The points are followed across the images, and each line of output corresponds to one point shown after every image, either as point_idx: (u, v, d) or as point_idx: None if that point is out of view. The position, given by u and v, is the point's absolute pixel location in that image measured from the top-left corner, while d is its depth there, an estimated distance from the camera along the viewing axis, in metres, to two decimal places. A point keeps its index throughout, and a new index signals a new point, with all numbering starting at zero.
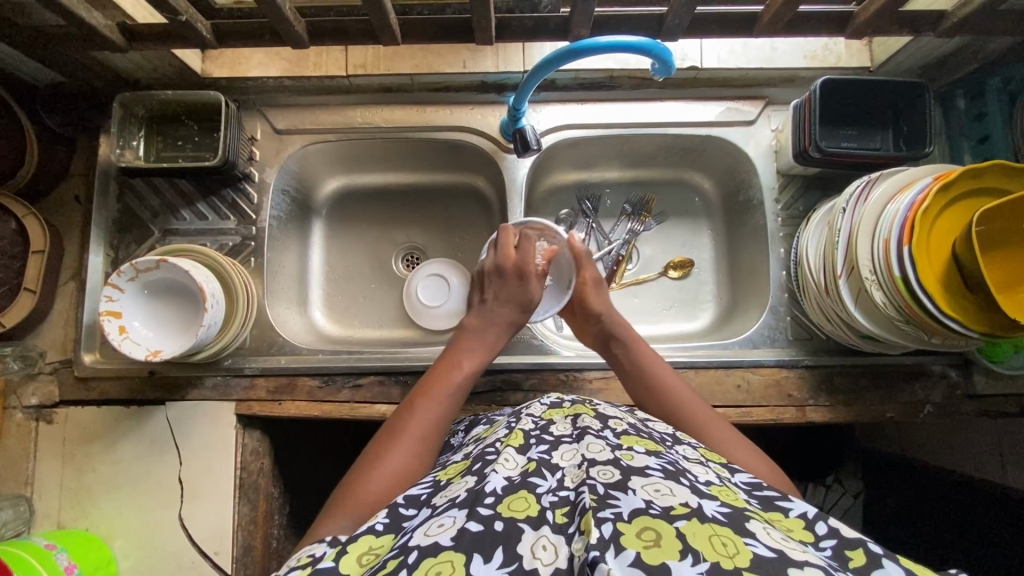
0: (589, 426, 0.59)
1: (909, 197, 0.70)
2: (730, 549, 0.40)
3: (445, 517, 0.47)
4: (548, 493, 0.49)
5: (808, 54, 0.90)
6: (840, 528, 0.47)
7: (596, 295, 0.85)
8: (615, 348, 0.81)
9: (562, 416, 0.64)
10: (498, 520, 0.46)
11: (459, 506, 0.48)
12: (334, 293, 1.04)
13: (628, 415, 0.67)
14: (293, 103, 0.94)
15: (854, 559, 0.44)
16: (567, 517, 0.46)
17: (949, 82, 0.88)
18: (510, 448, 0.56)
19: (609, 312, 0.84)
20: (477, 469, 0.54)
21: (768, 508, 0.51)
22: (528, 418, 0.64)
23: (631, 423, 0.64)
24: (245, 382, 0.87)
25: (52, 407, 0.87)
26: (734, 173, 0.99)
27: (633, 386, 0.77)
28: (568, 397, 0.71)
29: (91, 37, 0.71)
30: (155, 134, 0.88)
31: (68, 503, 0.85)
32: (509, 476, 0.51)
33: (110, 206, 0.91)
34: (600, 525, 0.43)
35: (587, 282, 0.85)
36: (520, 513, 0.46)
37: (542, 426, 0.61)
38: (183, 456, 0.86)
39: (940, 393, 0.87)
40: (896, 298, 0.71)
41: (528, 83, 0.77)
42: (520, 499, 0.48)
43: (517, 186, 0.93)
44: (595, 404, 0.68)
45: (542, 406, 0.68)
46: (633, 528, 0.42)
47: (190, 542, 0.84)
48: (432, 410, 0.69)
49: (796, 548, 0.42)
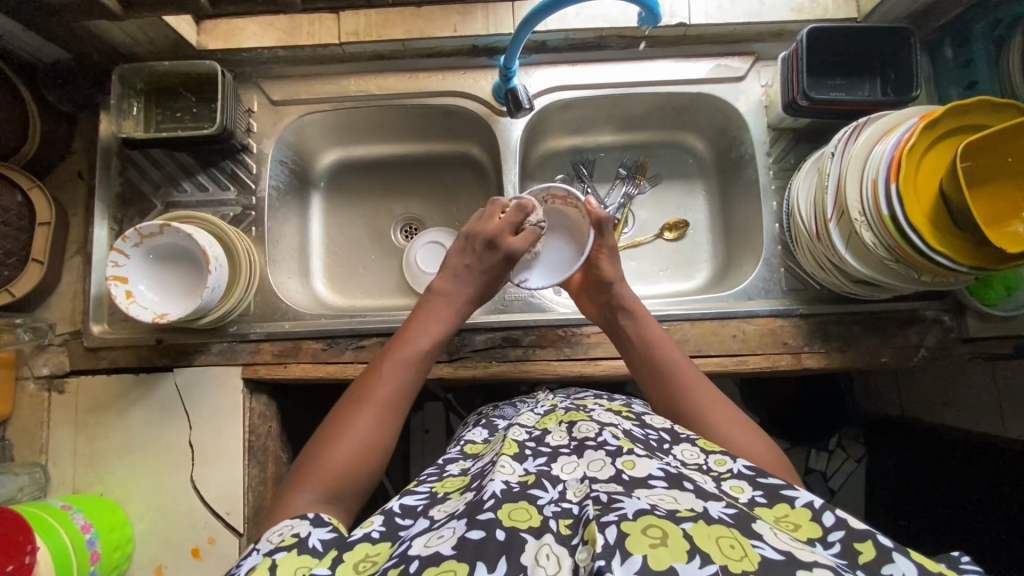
0: (585, 437, 0.61)
1: (895, 137, 0.72)
2: (737, 551, 0.43)
3: (444, 530, 0.49)
4: (549, 503, 0.51)
5: (794, 8, 0.91)
6: (847, 519, 0.49)
7: (611, 264, 0.83)
8: (621, 321, 0.81)
9: (555, 424, 0.67)
10: (499, 529, 0.47)
11: (458, 518, 0.50)
12: (335, 263, 1.06)
13: (625, 420, 0.68)
14: (288, 74, 0.96)
15: (864, 552, 0.46)
16: (571, 530, 0.47)
17: (935, 30, 0.89)
18: (505, 456, 0.58)
19: (619, 283, 0.82)
20: (475, 484, 0.56)
21: (773, 501, 0.52)
22: (521, 428, 0.66)
23: (626, 429, 0.65)
24: (251, 347, 0.89)
25: (63, 377, 0.89)
26: (726, 131, 1.00)
27: (638, 361, 0.78)
28: (563, 405, 0.74)
29: (88, 5, 0.72)
30: (153, 107, 0.90)
31: (83, 471, 0.87)
32: (508, 482, 0.53)
33: (112, 181, 0.93)
34: (603, 531, 0.44)
35: (603, 251, 0.83)
36: (521, 522, 0.48)
37: (537, 436, 0.63)
38: (192, 420, 0.88)
39: (934, 337, 0.88)
40: (886, 237, 0.72)
41: (518, 39, 0.78)
42: (521, 508, 0.49)
43: (511, 148, 0.94)
44: (591, 410, 0.70)
45: (536, 416, 0.72)
46: (638, 526, 0.44)
47: (202, 503, 0.86)
48: (396, 374, 0.70)
49: (802, 548, 0.44)
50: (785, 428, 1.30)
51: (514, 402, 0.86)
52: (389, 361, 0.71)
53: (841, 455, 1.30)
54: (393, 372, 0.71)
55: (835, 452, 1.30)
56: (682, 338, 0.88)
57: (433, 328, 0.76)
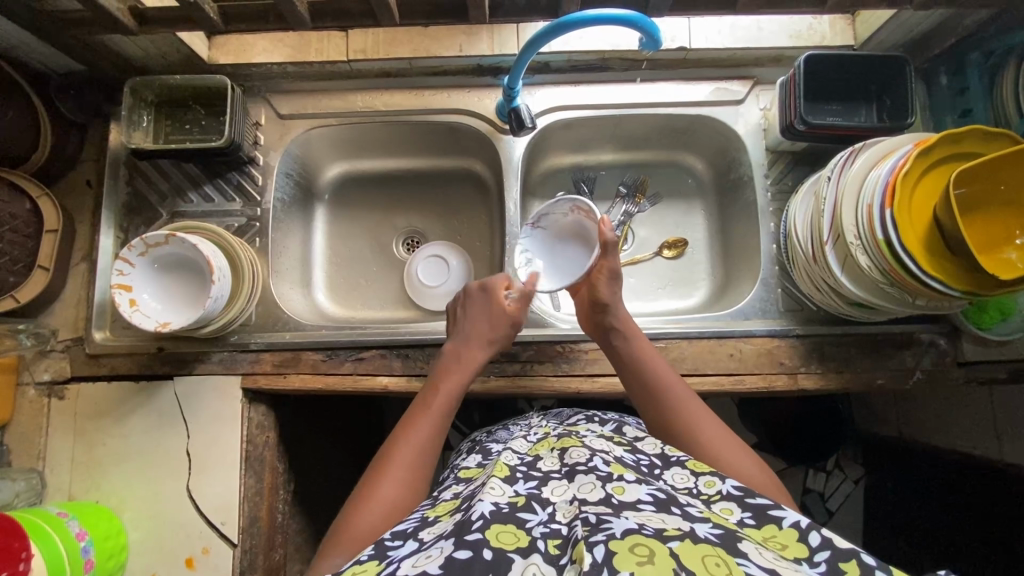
0: (576, 462, 0.62)
1: (890, 163, 0.73)
2: (723, 568, 0.43)
3: (433, 550, 0.49)
4: (538, 525, 0.52)
5: (793, 34, 0.93)
6: (832, 538, 0.49)
7: (608, 287, 0.82)
8: (612, 340, 0.82)
9: (547, 451, 0.68)
10: (486, 548, 0.47)
11: (446, 537, 0.50)
12: (338, 274, 1.07)
13: (617, 446, 0.69)
14: (296, 88, 0.97)
15: (848, 571, 0.46)
16: (559, 550, 0.48)
17: (930, 57, 0.91)
18: (497, 478, 0.59)
19: (614, 305, 0.82)
20: (464, 506, 0.57)
21: (763, 522, 0.53)
22: (514, 454, 0.68)
23: (618, 455, 0.65)
24: (251, 357, 0.90)
25: (64, 383, 0.90)
26: (725, 153, 1.01)
27: (630, 379, 0.79)
28: (555, 431, 0.76)
29: (104, 20, 0.74)
30: (164, 118, 0.92)
31: (80, 478, 0.87)
32: (497, 503, 0.54)
33: (120, 190, 0.94)
34: (591, 550, 0.44)
35: (603, 273, 0.82)
36: (509, 544, 0.49)
37: (528, 461, 0.65)
38: (190, 429, 0.88)
39: (929, 360, 0.88)
40: (880, 260, 0.73)
41: (521, 61, 0.80)
42: (508, 532, 0.50)
43: (513, 166, 0.96)
44: (582, 436, 0.71)
45: (527, 443, 0.73)
46: (625, 544, 0.44)
47: (198, 513, 0.86)
48: (421, 433, 0.71)
49: (787, 566, 0.45)
50: (783, 447, 1.31)
51: (502, 428, 0.87)
52: (414, 426, 0.72)
53: (840, 474, 1.31)
54: (418, 435, 0.71)
55: (834, 472, 1.31)
56: (679, 356, 0.89)
57: (459, 391, 0.77)
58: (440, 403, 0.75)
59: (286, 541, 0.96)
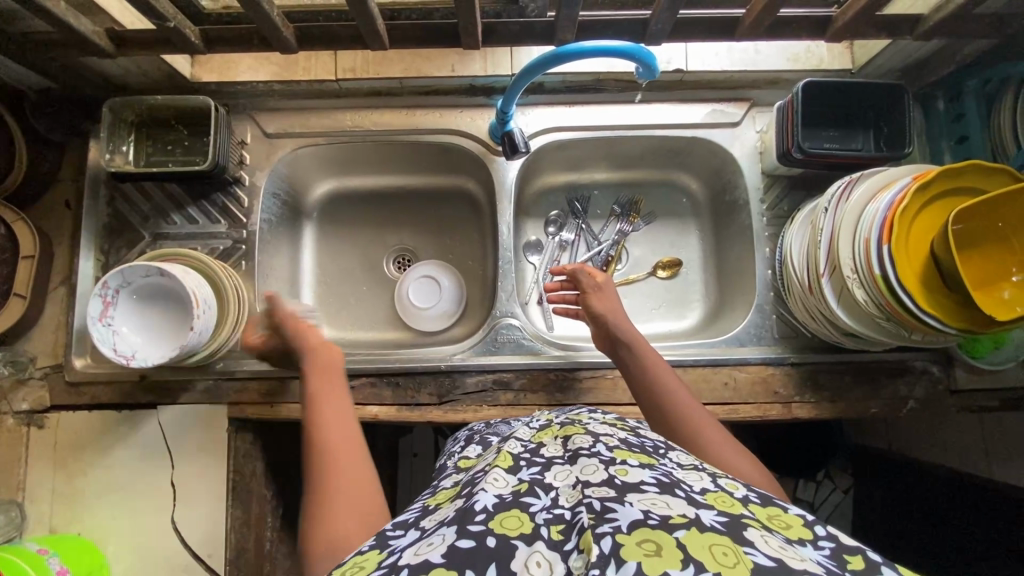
0: (580, 447, 0.58)
1: (888, 196, 0.72)
2: (731, 558, 0.39)
3: (434, 537, 0.47)
4: (542, 511, 0.48)
5: (790, 57, 0.91)
6: (839, 534, 0.45)
7: (601, 301, 0.85)
8: (620, 352, 0.79)
9: (551, 438, 0.64)
10: (491, 535, 0.45)
11: (448, 524, 0.48)
12: (326, 294, 1.04)
13: (620, 429, 0.64)
14: (282, 106, 0.95)
15: (853, 562, 0.41)
16: (564, 535, 0.45)
17: (927, 83, 0.90)
18: (499, 469, 0.55)
19: (615, 316, 0.82)
20: (467, 492, 0.53)
21: (766, 503, 0.49)
22: (517, 442, 0.64)
23: (622, 438, 0.61)
24: (237, 386, 0.88)
25: (43, 412, 0.87)
26: (720, 174, 1.00)
27: (638, 390, 0.75)
28: (558, 419, 0.71)
29: (79, 42, 0.71)
30: (144, 139, 0.89)
31: (61, 509, 0.85)
32: (500, 494, 0.51)
33: (100, 212, 0.91)
34: (599, 541, 0.42)
35: (590, 292, 0.86)
36: (512, 530, 0.46)
37: (532, 449, 0.61)
38: (176, 459, 0.86)
39: (922, 389, 0.88)
40: (878, 296, 0.72)
41: (515, 87, 0.78)
42: (512, 517, 0.47)
43: (506, 189, 0.94)
44: (585, 422, 0.67)
45: (529, 431, 0.69)
46: (632, 538, 0.41)
47: (183, 545, 0.84)
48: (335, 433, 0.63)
49: (793, 556, 0.40)
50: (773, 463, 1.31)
51: (505, 419, 0.83)
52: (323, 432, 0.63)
53: (829, 485, 1.26)
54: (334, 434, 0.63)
55: (823, 482, 1.26)
56: None
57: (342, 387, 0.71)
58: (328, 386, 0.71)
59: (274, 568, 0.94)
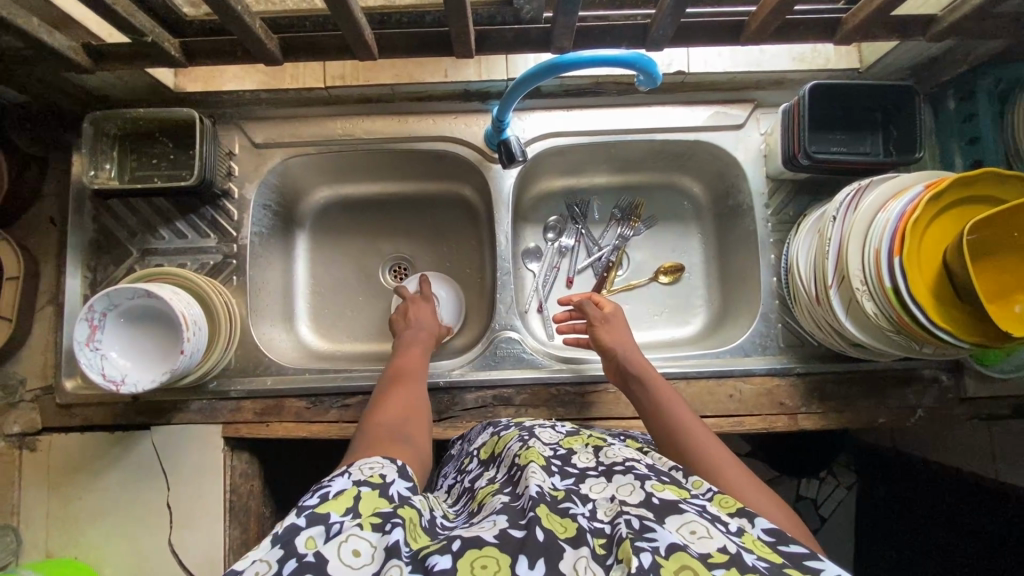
0: (616, 463, 0.58)
1: (900, 205, 0.69)
2: None
3: (486, 521, 0.47)
4: (582, 516, 0.47)
5: (796, 57, 0.88)
6: None
7: (609, 332, 0.83)
8: (632, 386, 0.77)
9: (580, 446, 0.63)
10: (538, 529, 0.44)
11: (500, 512, 0.48)
12: (320, 306, 1.02)
13: (647, 454, 0.63)
14: (270, 115, 0.92)
15: None
16: (605, 549, 0.43)
17: (938, 82, 0.87)
18: (535, 464, 0.55)
19: (624, 347, 0.80)
20: (508, 489, 0.53)
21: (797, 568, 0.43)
22: (545, 443, 0.63)
23: (650, 462, 0.60)
24: (231, 405, 0.86)
25: (35, 435, 0.85)
26: (724, 178, 0.97)
27: (651, 425, 0.71)
28: (586, 431, 0.70)
29: (54, 58, 0.68)
30: (128, 152, 0.86)
31: (57, 533, 0.84)
32: (541, 490, 0.50)
33: (86, 227, 0.88)
34: (639, 554, 0.41)
35: (597, 323, 0.85)
36: (558, 530, 0.44)
37: (563, 456, 0.60)
38: (172, 480, 0.84)
39: (931, 397, 0.86)
40: (888, 308, 0.70)
41: (511, 95, 0.75)
42: (557, 517, 0.46)
43: (503, 197, 0.92)
44: (611, 440, 0.67)
45: (557, 433, 0.67)
46: (672, 564, 0.40)
47: (181, 567, 0.83)
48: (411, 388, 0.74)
49: None
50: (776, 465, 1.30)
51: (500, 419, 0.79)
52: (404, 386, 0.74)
53: (832, 482, 1.23)
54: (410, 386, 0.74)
55: (826, 480, 1.23)
56: None
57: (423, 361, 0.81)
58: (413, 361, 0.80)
59: None
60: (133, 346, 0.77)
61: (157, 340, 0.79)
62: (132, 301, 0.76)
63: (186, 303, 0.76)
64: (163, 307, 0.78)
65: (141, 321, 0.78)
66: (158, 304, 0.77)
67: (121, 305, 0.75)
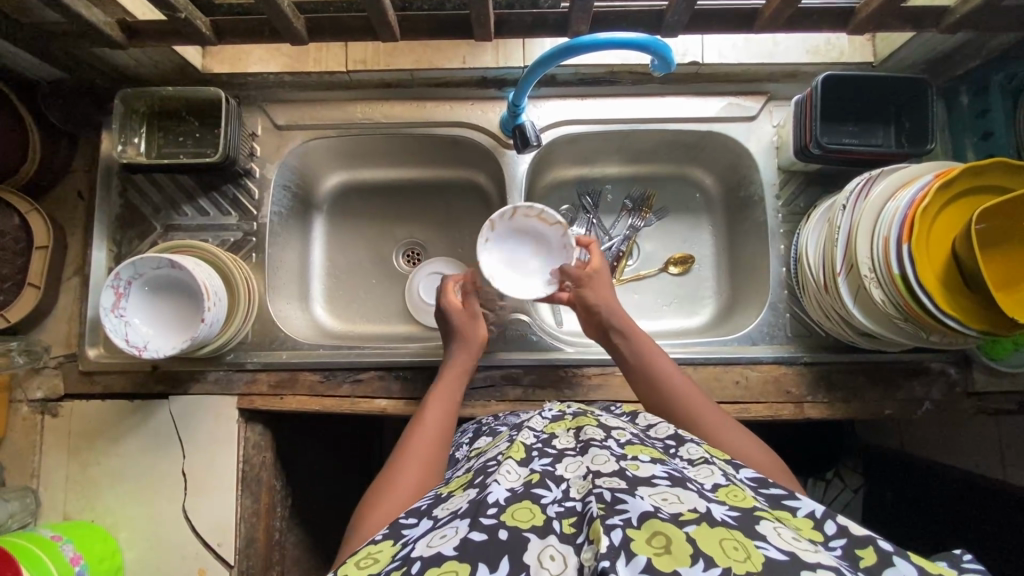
0: (592, 438, 0.57)
1: (909, 193, 0.70)
2: (741, 552, 0.40)
3: (447, 528, 0.47)
4: (553, 503, 0.48)
5: (810, 50, 0.89)
6: (849, 525, 0.46)
7: (594, 289, 0.82)
8: (616, 342, 0.79)
9: (563, 429, 0.62)
10: (502, 528, 0.45)
11: (461, 517, 0.47)
12: (336, 287, 1.04)
13: (631, 425, 0.65)
14: (293, 98, 0.94)
15: (864, 558, 0.43)
16: (575, 528, 0.45)
17: (952, 77, 0.87)
18: (511, 459, 0.55)
19: (609, 304, 0.80)
20: (479, 482, 0.53)
21: (775, 507, 0.49)
22: (528, 432, 0.63)
23: (633, 432, 0.61)
24: (247, 377, 0.88)
25: (57, 401, 0.88)
26: (735, 170, 0.98)
27: (638, 381, 0.75)
28: (570, 410, 0.70)
29: (91, 33, 0.71)
30: (155, 130, 0.89)
31: (75, 496, 0.86)
32: (512, 487, 0.50)
33: (112, 202, 0.92)
34: (608, 533, 0.41)
35: (583, 279, 0.83)
36: (524, 522, 0.45)
37: (544, 440, 0.60)
38: (187, 449, 0.87)
39: (939, 390, 0.87)
40: (895, 296, 0.70)
41: (527, 79, 0.77)
42: (523, 508, 0.47)
43: (517, 181, 0.93)
44: (597, 415, 0.66)
45: (543, 420, 0.68)
46: (643, 534, 0.41)
47: (194, 534, 0.85)
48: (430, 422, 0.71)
49: (808, 549, 0.41)
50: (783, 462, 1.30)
51: (513, 412, 0.82)
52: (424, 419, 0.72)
53: (839, 485, 1.23)
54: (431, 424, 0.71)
55: (832, 481, 1.23)
56: None
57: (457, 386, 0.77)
58: (437, 417, 0.72)
59: (282, 558, 0.95)
60: (156, 314, 0.80)
61: (178, 309, 0.81)
62: (156, 269, 0.79)
63: (205, 273, 0.78)
64: (184, 277, 0.80)
65: (162, 291, 0.80)
66: (179, 274, 0.79)
67: (144, 272, 0.78)
